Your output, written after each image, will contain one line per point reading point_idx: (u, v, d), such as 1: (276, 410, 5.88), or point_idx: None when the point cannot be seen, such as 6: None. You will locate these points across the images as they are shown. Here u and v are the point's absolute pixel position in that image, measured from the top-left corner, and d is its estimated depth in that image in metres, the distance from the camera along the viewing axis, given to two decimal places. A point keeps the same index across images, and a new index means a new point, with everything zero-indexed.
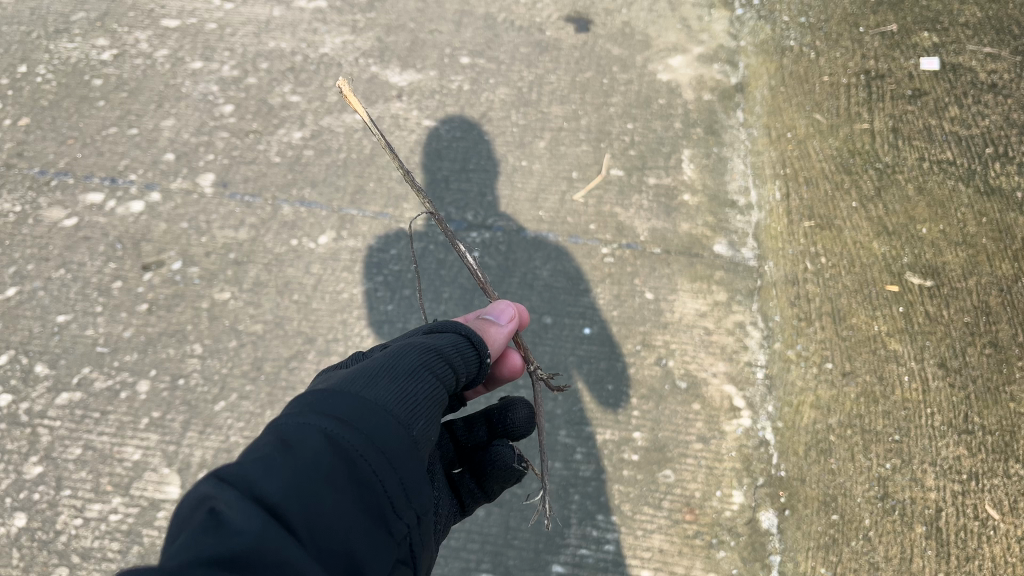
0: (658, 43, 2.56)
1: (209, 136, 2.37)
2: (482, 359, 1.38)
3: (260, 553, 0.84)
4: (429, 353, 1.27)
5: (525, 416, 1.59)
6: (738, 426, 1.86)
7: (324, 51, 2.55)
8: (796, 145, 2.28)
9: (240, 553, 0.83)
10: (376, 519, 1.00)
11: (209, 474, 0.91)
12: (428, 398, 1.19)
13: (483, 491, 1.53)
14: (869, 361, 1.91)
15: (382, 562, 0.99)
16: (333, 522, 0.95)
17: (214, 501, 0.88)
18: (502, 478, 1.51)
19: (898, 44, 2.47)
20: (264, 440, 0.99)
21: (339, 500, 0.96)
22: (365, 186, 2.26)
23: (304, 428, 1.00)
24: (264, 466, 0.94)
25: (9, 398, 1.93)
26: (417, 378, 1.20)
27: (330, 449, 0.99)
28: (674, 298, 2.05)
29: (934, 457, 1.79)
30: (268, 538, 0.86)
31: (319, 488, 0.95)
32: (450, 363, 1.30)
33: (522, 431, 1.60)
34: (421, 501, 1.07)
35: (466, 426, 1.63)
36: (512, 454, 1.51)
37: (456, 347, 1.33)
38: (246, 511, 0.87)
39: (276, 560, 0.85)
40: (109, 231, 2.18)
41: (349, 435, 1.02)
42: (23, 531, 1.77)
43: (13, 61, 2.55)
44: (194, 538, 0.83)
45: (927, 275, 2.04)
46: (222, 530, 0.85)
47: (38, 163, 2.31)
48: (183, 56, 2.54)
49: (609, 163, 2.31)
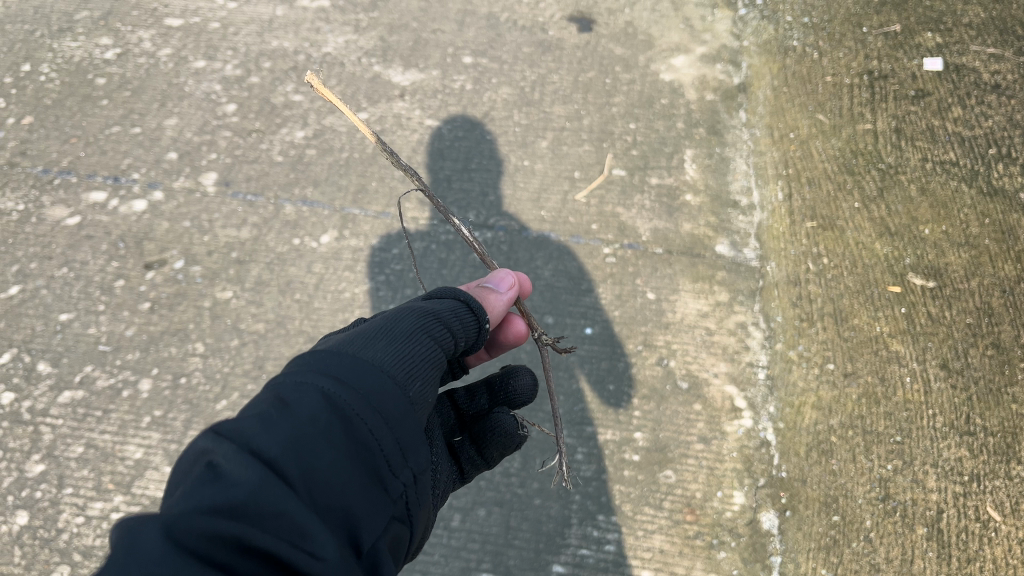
0: (660, 43, 2.56)
1: (211, 135, 2.37)
2: (480, 325, 1.38)
3: (257, 504, 0.86)
4: (428, 318, 1.27)
5: (528, 384, 1.60)
6: (740, 427, 1.86)
7: (327, 51, 2.55)
8: (798, 146, 2.28)
9: (237, 505, 0.84)
10: (374, 476, 1.00)
11: (209, 432, 0.93)
12: (426, 360, 1.20)
13: (482, 459, 1.53)
14: (871, 362, 1.91)
15: (379, 519, 0.99)
16: (331, 477, 0.95)
17: (212, 456, 0.90)
18: (502, 446, 1.51)
19: (901, 45, 2.46)
20: (264, 398, 1.01)
21: (336, 456, 0.97)
22: (367, 185, 2.26)
23: (302, 387, 1.01)
24: (262, 423, 0.95)
25: (12, 396, 1.94)
26: (415, 341, 1.20)
27: (328, 407, 0.99)
28: (676, 298, 2.05)
29: (936, 459, 1.79)
30: (264, 490, 0.87)
31: (316, 443, 0.95)
32: (449, 327, 1.30)
33: (524, 398, 1.61)
34: (419, 461, 1.07)
35: (466, 394, 1.63)
36: (515, 423, 1.51)
37: (455, 313, 1.34)
38: (242, 466, 0.89)
39: (273, 510, 0.86)
40: (111, 230, 2.19)
41: (347, 393, 1.02)
42: (25, 528, 1.77)
43: (17, 60, 2.55)
44: (192, 491, 0.85)
45: (930, 275, 2.03)
46: (219, 482, 0.87)
47: (41, 162, 2.32)
48: (186, 56, 2.54)
49: (611, 163, 2.31)
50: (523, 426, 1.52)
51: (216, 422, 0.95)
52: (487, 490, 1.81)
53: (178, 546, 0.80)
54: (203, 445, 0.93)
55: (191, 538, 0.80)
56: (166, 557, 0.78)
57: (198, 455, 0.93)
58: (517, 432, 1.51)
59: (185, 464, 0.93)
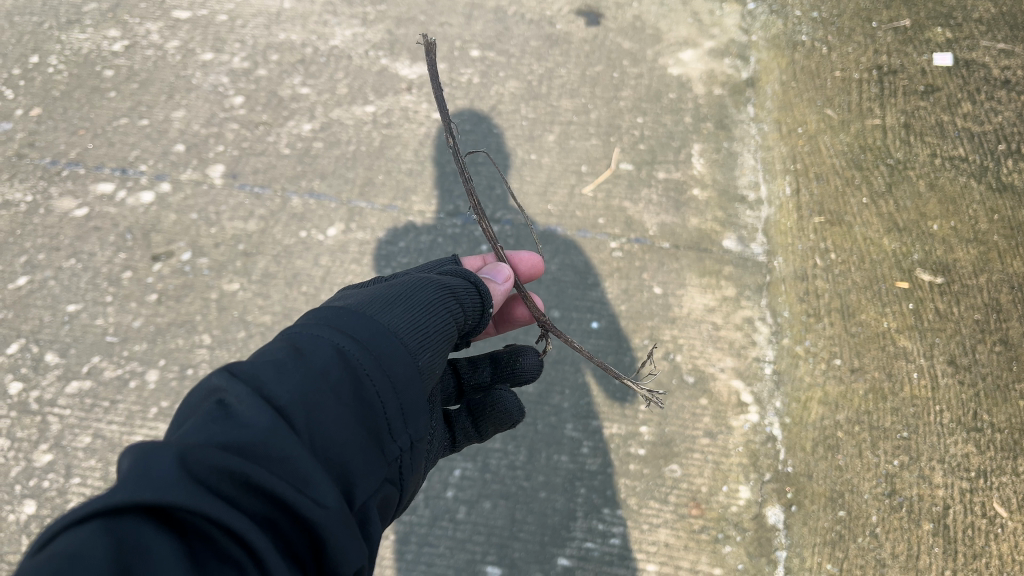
0: (668, 37, 2.55)
1: (219, 127, 2.37)
2: (484, 308, 1.39)
3: (266, 445, 0.85)
4: (446, 294, 1.28)
5: (533, 364, 1.60)
6: (746, 421, 1.86)
7: (334, 44, 2.55)
8: (806, 141, 2.27)
9: (247, 444, 0.84)
10: (374, 438, 1.00)
11: (223, 370, 0.92)
12: (438, 332, 1.20)
13: (476, 431, 1.53)
14: (878, 358, 1.91)
15: (374, 479, 0.99)
16: (336, 431, 0.95)
17: (224, 396, 0.90)
18: (499, 420, 1.52)
19: (911, 40, 2.45)
20: (278, 347, 1.00)
21: (342, 412, 0.97)
22: (374, 178, 2.27)
23: (317, 340, 1.01)
24: (275, 370, 0.94)
25: (20, 386, 1.94)
26: (429, 312, 1.21)
27: (340, 363, 0.99)
28: (682, 292, 2.05)
29: (943, 454, 1.78)
30: (275, 433, 0.86)
31: (325, 397, 0.95)
32: (461, 304, 1.31)
33: (526, 377, 1.60)
34: (418, 428, 1.07)
35: (470, 365, 1.62)
36: (516, 402, 1.53)
37: (467, 292, 1.35)
38: (254, 407, 0.88)
39: (280, 454, 0.85)
40: (119, 222, 2.19)
41: (360, 353, 1.02)
42: (33, 518, 1.78)
43: (25, 52, 2.56)
44: (203, 425, 0.84)
45: (938, 271, 2.03)
46: (230, 421, 0.86)
47: (49, 153, 2.33)
48: (194, 48, 2.55)
49: (618, 157, 2.31)
50: (523, 405, 1.54)
51: (230, 362, 0.94)
52: (492, 483, 1.81)
53: (193, 471, 0.77)
54: (216, 382, 0.92)
55: (205, 466, 0.78)
56: (182, 481, 0.75)
57: (209, 392, 0.91)
58: (517, 410, 1.53)
59: (194, 400, 0.92)
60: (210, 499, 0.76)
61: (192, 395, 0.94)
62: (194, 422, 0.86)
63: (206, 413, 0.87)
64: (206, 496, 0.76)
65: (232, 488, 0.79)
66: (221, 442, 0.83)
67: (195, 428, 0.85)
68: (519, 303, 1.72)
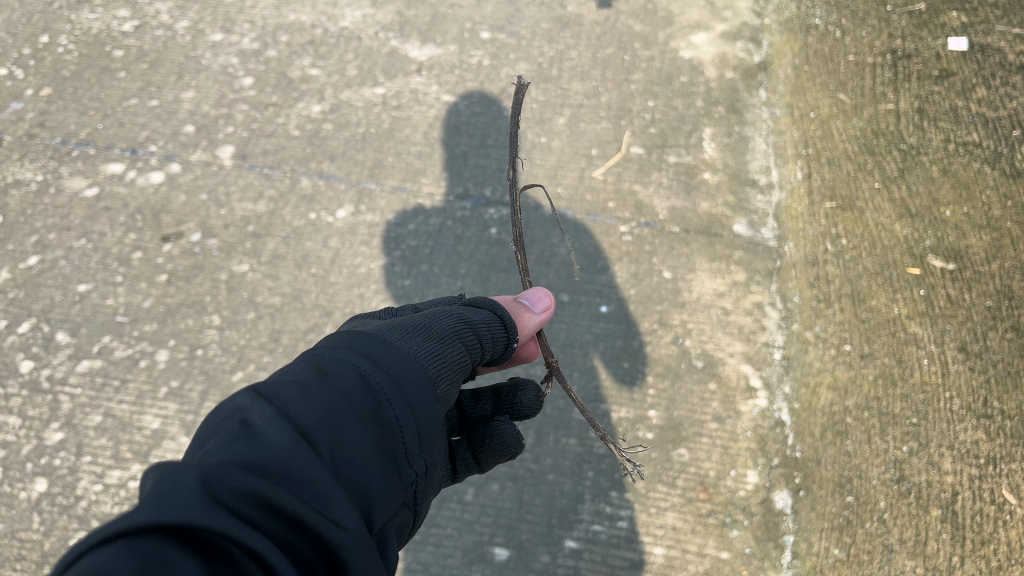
0: (680, 20, 2.52)
1: (228, 108, 2.37)
2: (509, 343, 1.41)
3: (288, 466, 0.85)
4: (463, 326, 1.30)
5: (533, 399, 1.58)
6: (755, 406, 1.86)
7: (344, 25, 2.53)
8: (819, 126, 2.25)
9: (270, 465, 0.83)
10: (392, 463, 1.00)
11: (248, 390, 0.93)
12: (456, 362, 1.21)
13: (477, 461, 1.51)
14: (888, 344, 1.90)
15: (391, 502, 0.99)
16: (356, 453, 0.95)
17: (248, 415, 0.90)
18: (498, 452, 1.49)
19: (926, 24, 2.42)
20: (301, 366, 1.01)
21: (363, 435, 0.97)
22: (383, 161, 2.26)
23: (340, 362, 1.01)
24: (301, 390, 0.95)
25: (31, 364, 1.95)
26: (447, 343, 1.22)
27: (361, 386, 1.00)
28: (693, 278, 2.04)
29: (952, 441, 1.78)
30: (297, 454, 0.86)
31: (347, 418, 0.95)
32: (479, 337, 1.32)
33: (526, 412, 1.59)
34: (432, 454, 1.08)
35: (472, 398, 1.60)
36: (516, 434, 1.49)
37: (489, 326, 1.37)
38: (277, 426, 0.88)
39: (303, 475, 0.85)
40: (129, 202, 2.20)
41: (379, 376, 1.03)
42: (44, 496, 1.80)
43: (35, 31, 2.55)
44: (227, 446, 0.84)
45: (950, 258, 2.01)
46: (252, 440, 0.86)
47: (60, 133, 2.33)
48: (204, 28, 2.54)
49: (629, 140, 2.29)
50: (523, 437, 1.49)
51: (255, 383, 0.95)
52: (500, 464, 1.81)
53: (215, 492, 0.76)
54: (239, 402, 0.92)
55: (226, 487, 0.77)
56: (205, 500, 0.74)
57: (233, 411, 0.92)
58: (516, 441, 1.48)
59: (217, 419, 0.92)
60: (232, 519, 0.75)
61: (214, 414, 0.94)
62: (216, 440, 0.86)
63: (229, 432, 0.87)
64: (228, 517, 0.75)
65: (252, 510, 0.79)
66: (244, 461, 0.83)
67: (219, 446, 0.85)
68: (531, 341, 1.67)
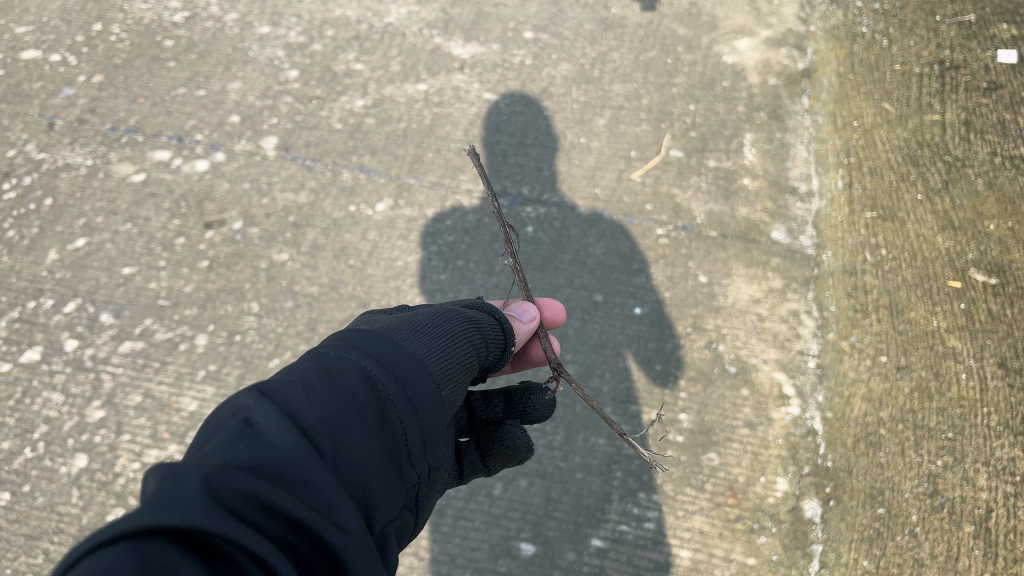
0: (724, 25, 2.52)
1: (273, 100, 2.41)
2: (506, 345, 1.41)
3: (291, 467, 0.86)
4: (470, 326, 1.32)
5: (544, 405, 1.59)
6: (787, 414, 1.85)
7: (389, 21, 2.56)
8: (861, 134, 2.23)
9: (271, 468, 0.85)
10: (394, 465, 1.02)
11: (252, 389, 0.95)
12: (461, 364, 1.23)
13: (484, 465, 1.51)
14: (926, 357, 1.87)
15: (392, 505, 1.01)
16: (359, 454, 0.97)
17: (251, 414, 0.92)
18: (507, 457, 1.48)
19: (975, 35, 2.39)
20: (305, 365, 1.03)
21: (365, 436, 0.98)
22: (423, 156, 2.28)
23: (345, 362, 1.03)
24: (305, 390, 0.97)
25: (75, 343, 2.00)
26: (453, 344, 1.24)
27: (366, 387, 1.02)
28: (728, 283, 2.04)
29: (988, 457, 1.76)
30: (300, 455, 0.88)
31: (350, 419, 0.97)
32: (484, 337, 1.34)
33: (538, 416, 1.60)
34: (436, 457, 1.09)
35: (483, 399, 1.62)
36: (526, 438, 1.49)
37: (492, 327, 1.39)
38: (281, 426, 0.90)
39: (305, 477, 0.87)
40: (174, 189, 2.24)
41: (384, 378, 1.05)
42: (83, 471, 1.84)
43: (89, 20, 2.61)
44: (230, 447, 0.86)
45: (992, 272, 1.99)
46: (255, 440, 0.88)
47: (110, 120, 2.38)
48: (252, 21, 2.58)
49: (668, 144, 2.29)
50: (532, 444, 1.49)
51: (260, 382, 0.97)
52: (529, 461, 1.82)
53: (218, 494, 0.78)
54: (243, 402, 0.94)
55: (229, 488, 0.79)
56: (208, 502, 0.76)
57: (236, 410, 0.93)
58: (526, 447, 1.48)
59: (221, 418, 0.94)
60: (234, 522, 0.76)
61: (217, 412, 0.96)
62: (219, 440, 0.88)
63: (232, 432, 0.89)
64: (231, 519, 0.76)
65: (254, 512, 0.80)
66: (247, 462, 0.84)
67: (222, 446, 0.86)
68: (535, 342, 1.67)
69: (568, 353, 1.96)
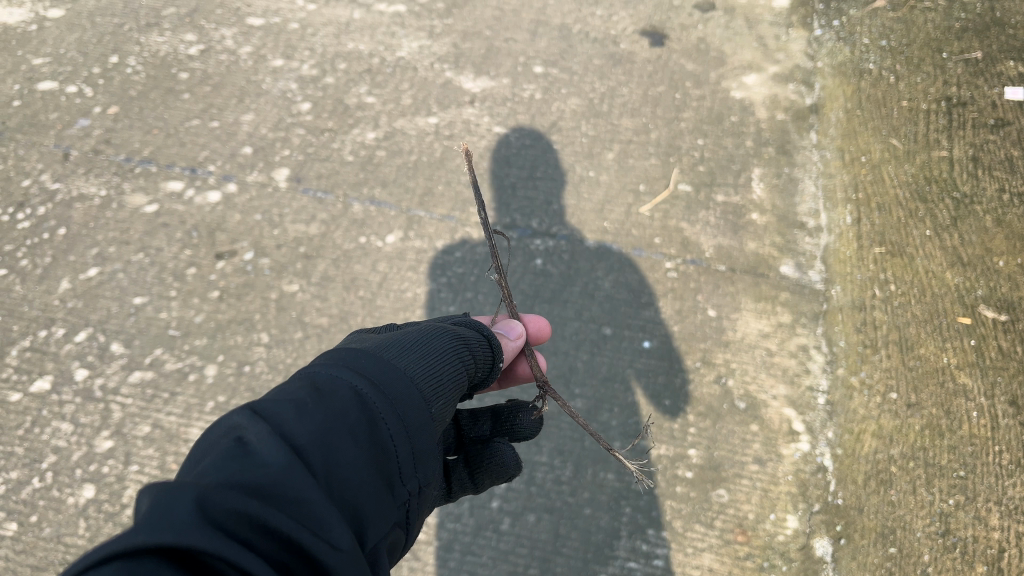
0: (732, 61, 2.54)
1: (286, 132, 2.43)
2: (494, 362, 1.40)
3: (283, 486, 0.87)
4: (460, 342, 1.32)
5: (531, 422, 1.58)
6: (796, 450, 1.84)
7: (401, 55, 2.60)
8: (869, 170, 2.24)
9: (265, 487, 0.85)
10: (384, 484, 1.02)
11: (244, 409, 0.95)
12: (451, 380, 1.23)
13: (473, 483, 1.51)
14: (936, 394, 1.87)
15: (383, 523, 1.01)
16: (350, 474, 0.97)
17: (243, 433, 0.92)
18: (496, 474, 1.49)
19: (982, 72, 2.41)
20: (297, 385, 1.03)
21: (356, 455, 0.99)
22: (434, 189, 2.30)
23: (336, 381, 1.04)
24: (296, 410, 0.97)
25: (86, 372, 2.01)
26: (444, 360, 1.24)
27: (357, 406, 1.02)
28: (737, 317, 2.04)
29: (1001, 496, 1.75)
30: (292, 474, 0.89)
31: (342, 439, 0.98)
32: (474, 354, 1.34)
33: (525, 434, 1.59)
34: (425, 474, 1.10)
35: (471, 417, 1.60)
36: (514, 455, 1.50)
37: (480, 343, 1.38)
38: (273, 446, 0.91)
39: (297, 496, 0.87)
40: (187, 220, 2.26)
41: (375, 398, 1.05)
42: (91, 502, 1.84)
43: (105, 52, 2.65)
44: (222, 466, 0.86)
45: (1002, 309, 1.99)
46: (248, 460, 0.88)
47: (124, 151, 2.41)
48: (266, 54, 2.62)
49: (677, 178, 2.30)
50: (520, 461, 1.50)
51: (251, 402, 0.97)
52: (537, 496, 1.81)
53: (211, 514, 0.78)
54: (235, 421, 0.94)
55: (222, 509, 0.79)
56: (201, 522, 0.76)
57: (228, 430, 0.94)
58: (514, 464, 1.49)
59: (213, 438, 0.94)
60: (227, 541, 0.76)
61: (209, 432, 0.96)
62: (212, 459, 0.88)
63: (224, 452, 0.89)
64: (224, 538, 0.76)
65: (247, 533, 0.80)
66: (239, 481, 0.85)
67: (213, 465, 0.87)
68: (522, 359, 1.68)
69: (576, 386, 1.96)
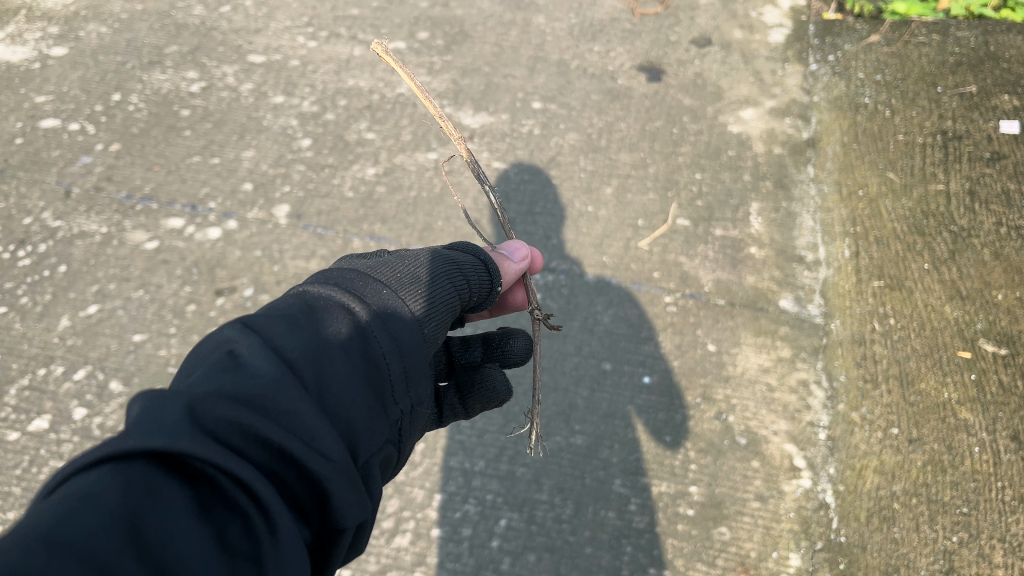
0: (728, 95, 2.57)
1: (286, 168, 2.45)
2: (492, 285, 1.42)
3: (274, 398, 0.87)
4: (451, 267, 1.30)
5: (522, 348, 1.62)
6: (798, 486, 1.83)
7: (401, 91, 2.63)
8: (867, 204, 2.25)
9: (255, 397, 0.86)
10: (378, 399, 1.03)
11: (237, 320, 0.95)
12: (443, 302, 1.21)
13: (464, 408, 1.50)
14: (937, 429, 1.86)
15: (377, 438, 1.02)
16: (344, 389, 0.97)
17: (236, 345, 0.92)
18: (486, 398, 1.50)
19: (977, 106, 2.44)
20: (291, 301, 1.03)
21: (349, 370, 0.99)
22: (433, 224, 2.31)
23: (329, 298, 1.03)
24: (288, 324, 0.97)
25: (84, 411, 2.00)
26: (438, 283, 1.23)
27: (350, 323, 1.02)
28: (737, 351, 2.04)
29: (1004, 533, 1.73)
30: (283, 386, 0.89)
31: (335, 353, 0.97)
32: (467, 279, 1.35)
33: (516, 360, 1.63)
34: (419, 392, 1.10)
35: (461, 343, 1.60)
36: (504, 382, 1.52)
37: (475, 270, 1.39)
38: (265, 357, 0.91)
39: (288, 407, 0.88)
40: (187, 256, 2.27)
41: (368, 315, 1.05)
42: None
43: (107, 89, 2.68)
44: (214, 377, 0.87)
45: (1002, 342, 1.98)
46: (239, 371, 0.89)
47: (125, 188, 2.42)
48: (267, 91, 2.65)
49: (675, 213, 2.31)
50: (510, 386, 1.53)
51: (244, 314, 0.97)
52: (537, 535, 1.80)
53: (201, 422, 0.80)
54: (227, 333, 0.94)
55: (212, 417, 0.81)
56: (191, 429, 0.78)
57: (221, 341, 0.94)
58: (505, 389, 1.51)
59: (207, 348, 0.94)
60: (216, 447, 0.79)
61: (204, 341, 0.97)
62: (204, 370, 0.89)
63: (217, 363, 0.90)
64: (214, 446, 0.79)
65: (238, 440, 0.82)
66: (230, 391, 0.85)
67: (204, 376, 0.87)
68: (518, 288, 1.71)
69: (576, 422, 1.95)
